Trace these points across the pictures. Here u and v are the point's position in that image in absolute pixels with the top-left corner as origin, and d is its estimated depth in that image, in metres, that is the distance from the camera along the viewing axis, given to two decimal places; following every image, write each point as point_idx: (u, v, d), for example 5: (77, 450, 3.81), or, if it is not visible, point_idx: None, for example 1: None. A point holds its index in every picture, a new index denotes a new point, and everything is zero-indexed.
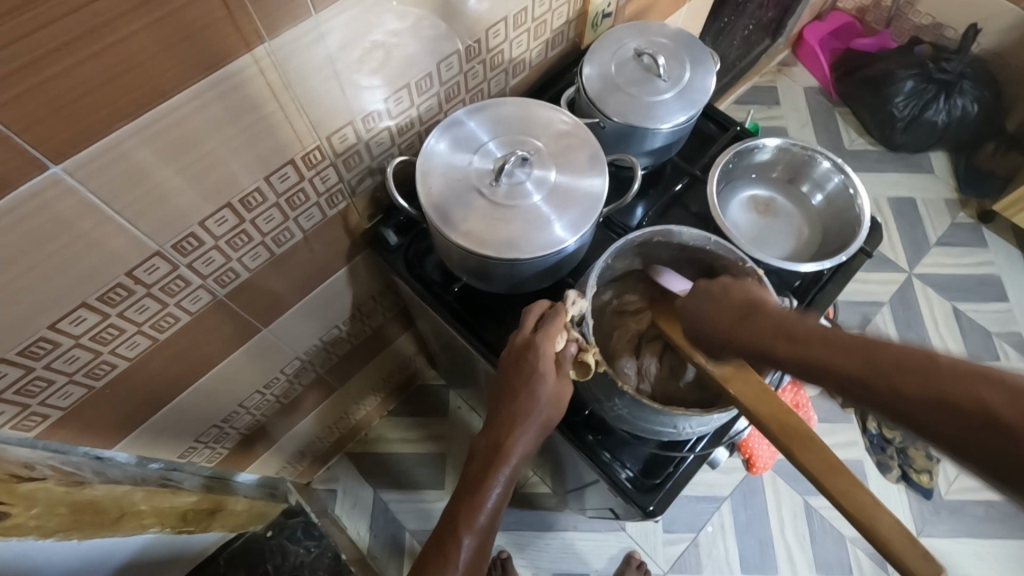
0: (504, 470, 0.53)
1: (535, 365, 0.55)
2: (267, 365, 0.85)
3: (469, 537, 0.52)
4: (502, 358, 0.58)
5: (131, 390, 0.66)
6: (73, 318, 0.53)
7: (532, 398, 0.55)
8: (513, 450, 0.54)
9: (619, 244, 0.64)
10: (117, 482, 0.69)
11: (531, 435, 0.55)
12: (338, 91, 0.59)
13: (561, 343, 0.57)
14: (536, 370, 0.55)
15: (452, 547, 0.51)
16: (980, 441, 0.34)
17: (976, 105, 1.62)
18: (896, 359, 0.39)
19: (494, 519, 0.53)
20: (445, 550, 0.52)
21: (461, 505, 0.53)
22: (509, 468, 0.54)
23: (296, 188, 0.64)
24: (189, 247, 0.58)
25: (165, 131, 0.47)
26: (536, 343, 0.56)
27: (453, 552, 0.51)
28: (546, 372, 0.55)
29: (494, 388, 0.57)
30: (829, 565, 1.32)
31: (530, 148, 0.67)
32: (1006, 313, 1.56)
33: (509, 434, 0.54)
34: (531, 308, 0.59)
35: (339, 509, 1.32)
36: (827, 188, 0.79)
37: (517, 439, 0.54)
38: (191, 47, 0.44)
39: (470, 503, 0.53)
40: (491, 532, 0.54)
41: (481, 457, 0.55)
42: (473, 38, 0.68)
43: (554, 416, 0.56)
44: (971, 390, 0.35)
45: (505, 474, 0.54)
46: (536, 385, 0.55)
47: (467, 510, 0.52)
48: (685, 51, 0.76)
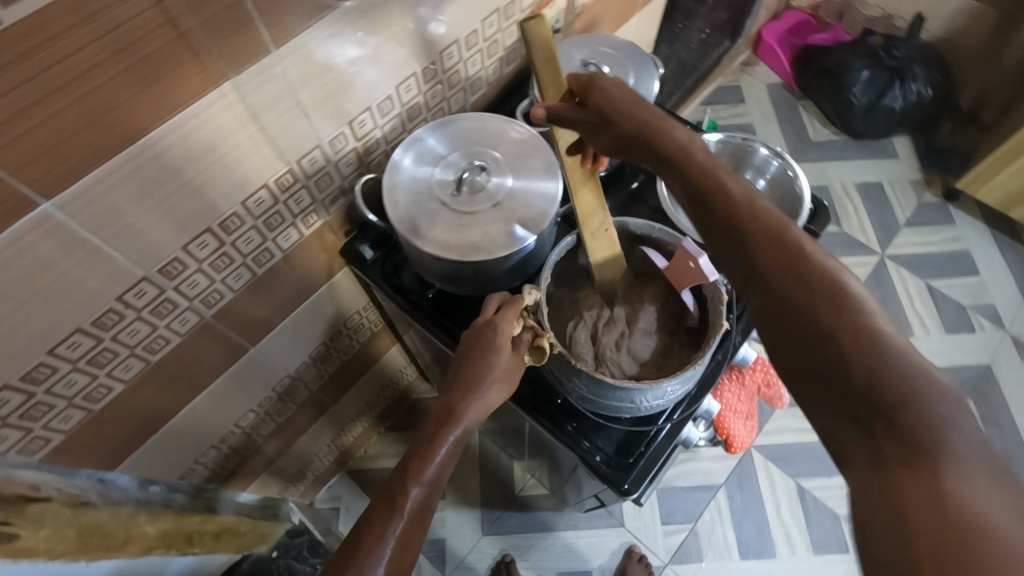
0: (453, 431, 0.59)
1: (492, 339, 0.61)
2: (259, 382, 0.89)
3: (417, 488, 0.56)
4: (464, 337, 0.64)
5: (128, 411, 0.70)
6: (70, 343, 0.57)
7: (487, 368, 0.60)
8: (465, 411, 0.59)
9: (572, 239, 0.69)
10: (121, 504, 0.72)
11: (484, 402, 0.60)
12: (305, 118, 0.64)
13: (517, 328, 0.62)
14: (493, 343, 0.61)
15: (399, 496, 0.56)
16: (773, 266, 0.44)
17: (931, 88, 1.69)
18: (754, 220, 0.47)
19: (441, 475, 0.58)
20: (391, 499, 0.56)
21: (411, 460, 0.58)
22: (460, 427, 0.59)
23: (272, 211, 0.69)
24: (174, 271, 0.62)
25: (143, 166, 0.52)
26: (495, 322, 0.62)
27: (398, 501, 0.56)
28: (502, 345, 0.61)
29: (452, 361, 0.63)
30: (826, 543, 1.35)
31: (488, 158, 0.72)
32: (978, 285, 1.61)
33: (461, 395, 0.60)
34: (493, 296, 0.65)
35: (343, 525, 1.35)
36: (768, 173, 0.82)
37: (469, 403, 0.59)
38: (162, 88, 0.49)
39: (418, 457, 0.58)
40: (437, 489, 0.58)
41: (435, 415, 0.61)
42: (428, 61, 0.73)
43: (506, 392, 0.61)
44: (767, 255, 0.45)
45: (453, 434, 0.59)
46: (491, 357, 0.61)
47: (416, 463, 0.58)
48: (629, 59, 0.81)
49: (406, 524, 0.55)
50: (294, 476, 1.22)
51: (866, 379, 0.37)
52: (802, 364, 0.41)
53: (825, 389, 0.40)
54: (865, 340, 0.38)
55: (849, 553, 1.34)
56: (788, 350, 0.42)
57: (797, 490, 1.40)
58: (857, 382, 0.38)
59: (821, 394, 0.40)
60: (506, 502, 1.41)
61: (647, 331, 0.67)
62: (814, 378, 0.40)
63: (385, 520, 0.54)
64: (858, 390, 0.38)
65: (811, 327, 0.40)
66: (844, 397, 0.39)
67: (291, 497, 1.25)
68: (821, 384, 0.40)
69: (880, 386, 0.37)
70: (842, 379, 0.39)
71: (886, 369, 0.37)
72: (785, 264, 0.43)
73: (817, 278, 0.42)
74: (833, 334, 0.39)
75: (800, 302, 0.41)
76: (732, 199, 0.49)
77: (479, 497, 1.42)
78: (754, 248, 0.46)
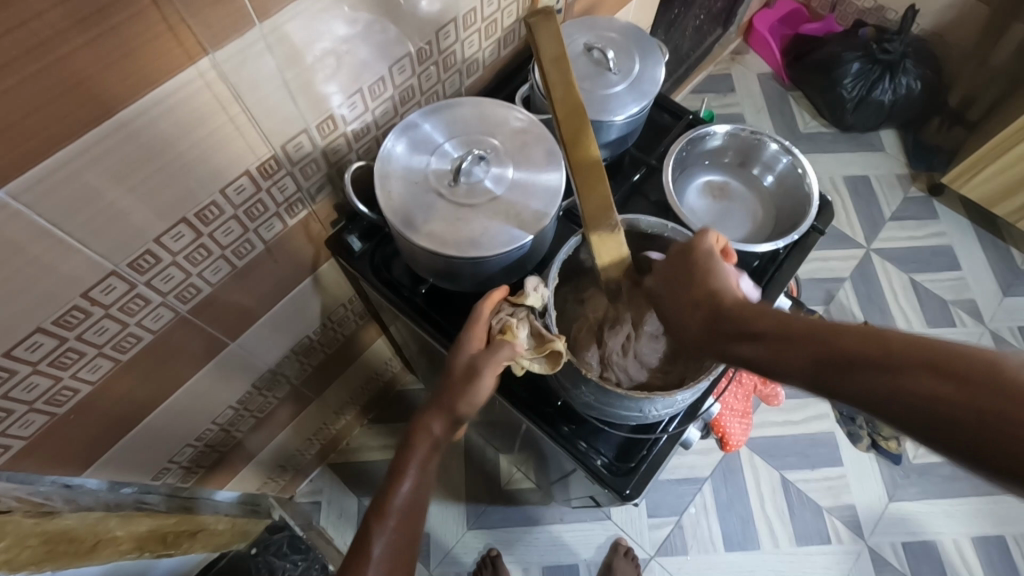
0: (411, 462, 0.61)
1: (452, 363, 0.61)
2: (238, 379, 0.84)
3: (382, 534, 0.58)
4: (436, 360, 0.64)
5: (96, 415, 0.65)
6: (29, 344, 0.52)
7: (443, 390, 0.61)
8: (423, 433, 0.61)
9: (577, 239, 0.65)
10: (90, 509, 0.67)
11: (440, 426, 0.61)
12: (290, 99, 0.59)
13: (523, 332, 0.60)
14: (453, 367, 0.61)
15: (367, 541, 0.58)
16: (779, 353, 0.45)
17: (920, 82, 1.68)
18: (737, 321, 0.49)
19: (409, 505, 0.60)
20: (363, 541, 0.59)
21: (378, 501, 0.60)
22: (418, 453, 0.61)
23: (254, 200, 0.63)
24: (146, 265, 0.57)
25: (111, 149, 0.47)
26: (459, 343, 0.62)
27: (368, 544, 0.58)
28: (457, 362, 0.61)
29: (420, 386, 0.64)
30: (808, 535, 1.36)
31: (487, 146, 0.68)
32: (959, 280, 1.63)
33: (419, 420, 0.62)
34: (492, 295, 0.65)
35: (323, 519, 1.32)
36: (776, 168, 0.81)
37: (424, 432, 0.61)
38: (131, 62, 0.44)
39: (383, 496, 0.60)
40: (410, 521, 0.60)
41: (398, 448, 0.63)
42: (423, 40, 0.68)
43: (468, 406, 0.60)
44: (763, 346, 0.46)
45: (414, 465, 0.61)
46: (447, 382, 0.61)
47: (381, 502, 0.60)
48: (634, 43, 0.78)
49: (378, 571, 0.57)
50: (274, 471, 1.18)
51: (937, 388, 0.36)
52: (884, 413, 0.38)
53: (920, 426, 0.37)
54: (893, 342, 0.39)
55: (831, 544, 1.35)
56: (849, 399, 0.41)
57: (781, 484, 1.41)
58: (924, 389, 0.36)
59: (926, 436, 0.37)
60: (492, 496, 1.39)
61: (654, 334, 0.64)
62: (897, 416, 0.38)
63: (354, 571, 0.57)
64: (947, 402, 0.35)
65: (852, 366, 0.40)
66: (918, 414, 0.36)
67: (271, 492, 1.21)
68: (916, 426, 0.37)
69: (940, 377, 0.36)
70: (909, 395, 0.37)
71: (927, 356, 0.37)
72: (797, 333, 0.44)
73: (803, 331, 0.44)
74: (866, 362, 0.40)
75: (827, 355, 0.42)
76: (721, 306, 0.51)
77: (465, 491, 1.39)
78: (755, 331, 0.47)
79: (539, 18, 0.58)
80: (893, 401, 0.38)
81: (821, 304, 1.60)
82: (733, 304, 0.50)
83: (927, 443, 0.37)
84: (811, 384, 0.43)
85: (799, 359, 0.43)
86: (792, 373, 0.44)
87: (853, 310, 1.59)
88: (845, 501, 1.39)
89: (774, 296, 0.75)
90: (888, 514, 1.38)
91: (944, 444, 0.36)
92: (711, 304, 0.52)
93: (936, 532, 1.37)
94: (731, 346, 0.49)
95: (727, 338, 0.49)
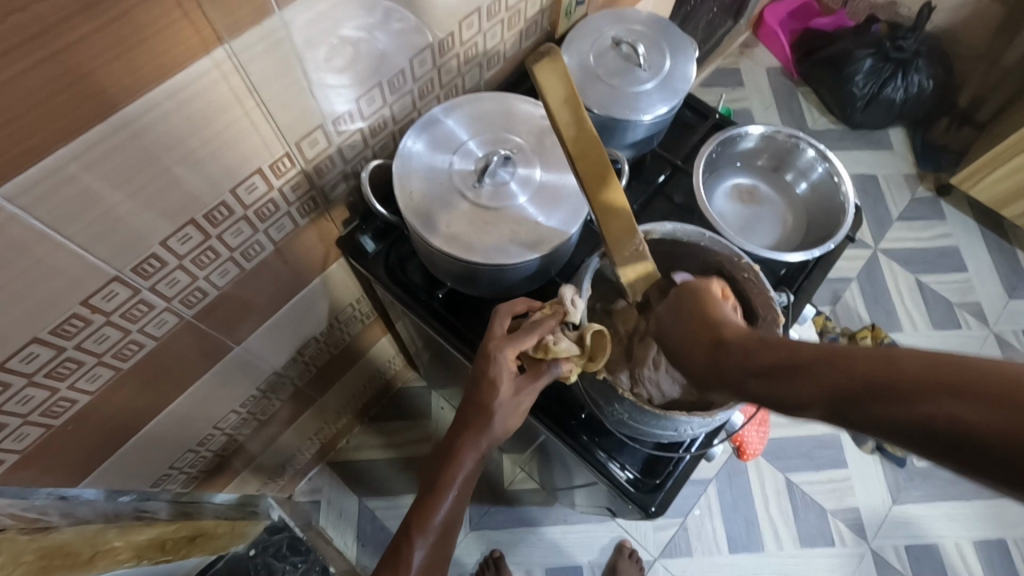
0: (456, 476, 0.57)
1: (495, 374, 0.57)
2: (241, 383, 0.80)
3: (421, 546, 0.56)
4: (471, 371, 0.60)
5: (93, 425, 0.62)
6: (25, 355, 0.49)
7: (490, 404, 0.57)
8: (468, 448, 0.57)
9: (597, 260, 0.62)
10: (88, 522, 0.63)
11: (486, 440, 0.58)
12: (306, 92, 0.54)
13: (563, 343, 0.57)
14: (495, 376, 0.57)
15: (405, 550, 0.56)
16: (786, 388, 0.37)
17: (932, 81, 1.66)
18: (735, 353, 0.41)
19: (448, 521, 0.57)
20: (399, 549, 0.56)
21: (416, 510, 0.57)
22: (463, 469, 0.57)
23: (265, 199, 0.60)
24: (150, 270, 0.53)
25: (113, 148, 0.43)
26: (494, 354, 0.58)
27: (407, 555, 0.55)
28: (506, 375, 0.58)
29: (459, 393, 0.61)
30: (812, 537, 1.35)
31: (512, 145, 0.64)
32: (965, 282, 1.62)
33: (460, 436, 0.58)
34: (501, 311, 0.61)
35: (323, 519, 1.28)
36: (811, 176, 0.78)
37: (469, 446, 0.58)
38: (141, 52, 0.40)
39: (423, 505, 0.57)
40: (449, 531, 0.58)
41: (436, 456, 0.60)
42: (446, 31, 0.64)
43: (514, 421, 0.59)
44: (766, 380, 0.39)
45: (458, 479, 0.57)
46: (492, 392, 0.57)
47: (420, 514, 0.57)
48: (665, 38, 0.74)
49: None
50: (273, 472, 1.15)
51: (969, 415, 0.29)
52: (924, 448, 0.31)
53: (964, 458, 0.29)
54: (916, 364, 0.31)
55: (834, 546, 1.35)
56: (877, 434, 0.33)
57: (785, 486, 1.40)
58: (950, 416, 0.29)
59: (970, 468, 0.29)
60: (493, 496, 1.36)
61: None
62: (936, 449, 0.30)
63: None
64: (981, 429, 0.28)
65: (869, 393, 0.33)
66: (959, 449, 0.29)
67: (271, 492, 1.18)
68: (961, 459, 0.29)
69: (967, 400, 0.29)
70: (940, 424, 0.30)
71: (951, 376, 0.30)
72: (804, 361, 0.37)
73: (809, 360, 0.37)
74: (886, 394, 0.32)
75: (839, 386, 0.34)
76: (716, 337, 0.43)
77: None
78: (755, 366, 0.40)
79: (542, 61, 0.50)
80: (922, 433, 0.30)
81: (827, 305, 1.59)
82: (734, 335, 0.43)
83: (985, 479, 0.29)
84: (830, 419, 0.36)
85: (810, 390, 0.36)
86: (805, 406, 0.36)
87: (859, 310, 1.57)
88: (849, 504, 1.38)
89: (803, 306, 0.73)
90: (891, 517, 1.38)
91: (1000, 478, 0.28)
92: (711, 339, 0.44)
93: (937, 535, 1.37)
94: (737, 384, 0.41)
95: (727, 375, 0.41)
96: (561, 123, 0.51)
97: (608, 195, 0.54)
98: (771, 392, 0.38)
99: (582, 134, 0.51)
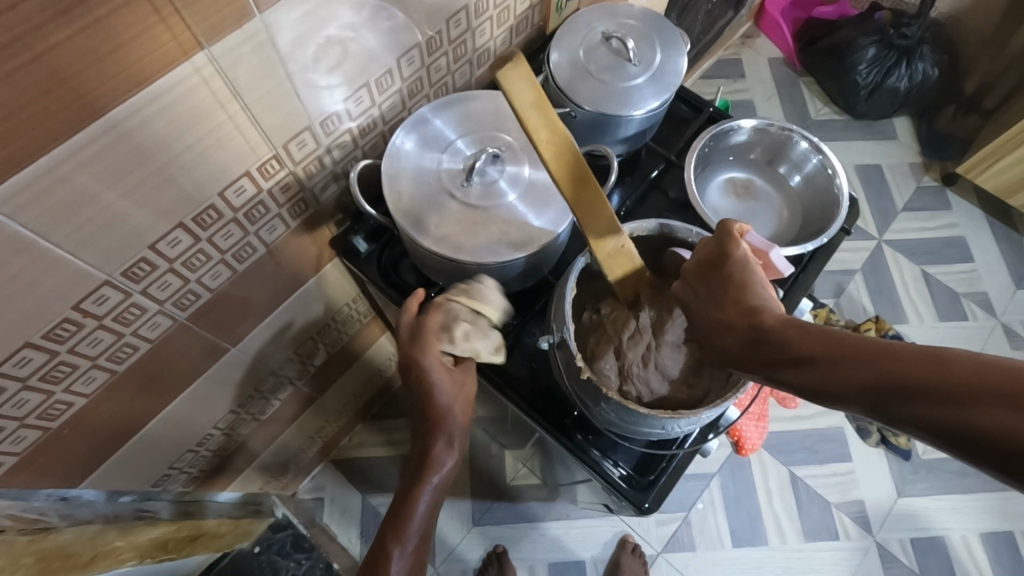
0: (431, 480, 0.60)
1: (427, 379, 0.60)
2: (238, 386, 0.81)
3: (399, 554, 0.57)
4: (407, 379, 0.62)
5: (91, 427, 0.62)
6: (19, 360, 0.49)
7: (437, 405, 0.61)
8: (439, 452, 0.61)
9: (584, 260, 0.62)
10: (87, 522, 0.64)
11: (454, 444, 0.62)
12: (292, 94, 0.54)
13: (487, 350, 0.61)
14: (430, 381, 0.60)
15: (383, 560, 0.57)
16: (826, 380, 0.40)
17: (936, 69, 1.63)
18: (775, 341, 0.43)
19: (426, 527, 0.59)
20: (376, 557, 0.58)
21: (393, 519, 0.59)
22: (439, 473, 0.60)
23: (255, 202, 0.60)
24: (140, 274, 0.54)
25: (98, 154, 0.43)
26: (421, 360, 0.60)
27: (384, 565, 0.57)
28: (438, 375, 0.60)
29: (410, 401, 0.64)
30: (816, 531, 1.35)
31: (501, 143, 0.64)
32: (972, 273, 1.60)
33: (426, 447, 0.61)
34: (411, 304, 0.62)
35: (327, 516, 1.30)
36: (805, 168, 0.78)
37: (442, 450, 0.61)
38: (120, 58, 0.40)
39: (399, 514, 0.59)
40: (426, 541, 0.60)
41: (411, 469, 0.62)
42: (434, 30, 0.64)
43: (464, 413, 0.62)
44: (805, 371, 0.41)
45: (432, 483, 0.60)
46: (436, 394, 0.60)
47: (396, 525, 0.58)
48: (656, 32, 0.73)
49: None
50: (277, 469, 1.16)
51: (1013, 423, 0.31)
52: (960, 448, 0.34)
53: (1004, 461, 0.32)
54: (962, 370, 0.34)
55: (839, 540, 1.34)
56: (910, 430, 0.36)
57: (789, 480, 1.39)
58: (993, 424, 0.32)
59: (1001, 470, 0.32)
60: (496, 493, 1.37)
61: (676, 344, 0.61)
62: (977, 451, 0.33)
63: None
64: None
65: (913, 393, 0.35)
66: (995, 453, 0.32)
67: (273, 491, 1.19)
68: (996, 461, 0.32)
69: (1013, 409, 0.31)
70: (981, 429, 0.32)
71: (998, 385, 0.32)
72: (847, 354, 0.39)
73: (855, 356, 0.39)
74: (932, 396, 0.35)
75: (883, 385, 0.37)
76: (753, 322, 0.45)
77: (469, 487, 1.38)
78: (797, 355, 0.41)
79: (506, 69, 0.50)
80: (968, 438, 0.33)
81: (831, 297, 1.57)
82: (770, 321, 0.44)
83: (1009, 479, 0.32)
84: (865, 413, 0.38)
85: (853, 385, 0.38)
86: (844, 399, 0.39)
87: (864, 302, 1.56)
88: (854, 497, 1.38)
89: (798, 301, 0.72)
90: (896, 510, 1.37)
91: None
92: (748, 324, 0.45)
93: (944, 528, 1.36)
94: (776, 372, 0.43)
95: (766, 362, 0.43)
96: (534, 126, 0.52)
97: (586, 194, 0.54)
98: (809, 382, 0.41)
99: (556, 137, 0.52)
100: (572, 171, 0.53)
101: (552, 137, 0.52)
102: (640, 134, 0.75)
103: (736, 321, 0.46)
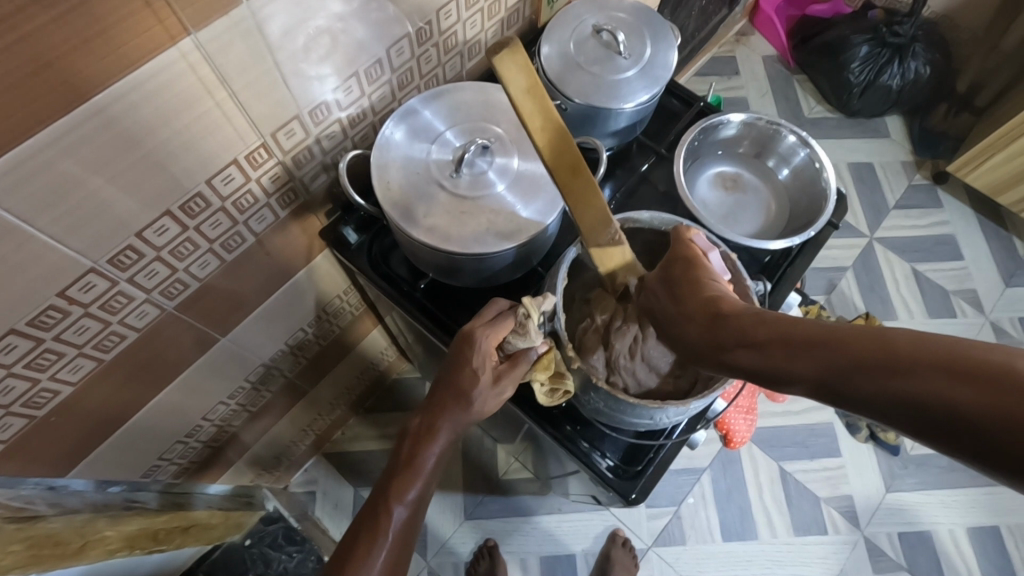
0: (431, 452, 0.59)
1: (471, 357, 0.60)
2: (229, 376, 0.81)
3: (400, 508, 0.57)
4: (451, 344, 0.62)
5: (80, 415, 0.62)
6: (4, 347, 0.49)
7: (470, 386, 0.59)
8: (444, 428, 0.60)
9: (574, 252, 0.63)
10: (75, 512, 0.64)
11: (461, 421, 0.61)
12: (281, 82, 0.54)
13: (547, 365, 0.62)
14: (471, 361, 0.60)
15: (382, 516, 0.57)
16: (780, 362, 0.39)
17: (929, 67, 1.64)
18: (731, 325, 0.42)
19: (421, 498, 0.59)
20: (376, 521, 0.57)
21: (392, 479, 0.59)
22: (435, 450, 0.59)
23: (243, 191, 0.60)
24: (127, 262, 0.54)
25: (82, 140, 0.43)
26: (476, 338, 0.60)
27: (385, 520, 0.56)
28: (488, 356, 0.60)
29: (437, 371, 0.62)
30: (806, 525, 1.36)
31: (490, 135, 0.64)
32: (962, 271, 1.61)
33: (435, 417, 0.60)
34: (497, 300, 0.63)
35: (320, 510, 1.30)
36: (793, 162, 0.78)
37: (442, 428, 0.60)
38: (105, 43, 0.40)
39: (401, 479, 0.58)
40: (424, 502, 0.59)
41: (411, 434, 0.61)
42: (423, 21, 0.64)
43: (492, 405, 0.61)
44: (762, 353, 0.40)
45: (432, 456, 0.59)
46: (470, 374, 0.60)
47: (401, 480, 0.58)
48: (647, 25, 0.74)
49: (392, 547, 0.56)
50: (268, 462, 1.16)
51: (960, 395, 0.31)
52: (908, 421, 0.33)
53: (950, 434, 0.31)
54: (912, 348, 0.33)
55: (828, 534, 1.35)
56: (861, 409, 0.35)
57: (779, 474, 1.40)
58: (943, 396, 0.31)
59: (946, 443, 0.31)
60: (488, 487, 1.37)
61: None
62: (924, 424, 0.32)
63: (366, 550, 0.55)
64: (964, 405, 0.30)
65: (864, 371, 0.35)
66: (941, 426, 0.31)
67: (265, 484, 1.19)
68: (949, 441, 0.31)
69: (957, 380, 0.31)
70: (930, 403, 0.32)
71: (945, 360, 0.32)
72: (799, 339, 0.38)
73: (810, 336, 0.38)
74: (882, 372, 0.34)
75: (834, 363, 0.36)
76: (712, 309, 0.44)
77: (461, 481, 1.38)
78: (753, 338, 0.41)
79: (502, 53, 0.50)
80: (917, 411, 0.32)
81: (823, 294, 1.58)
82: (728, 307, 0.44)
83: (956, 452, 0.32)
84: (816, 394, 0.38)
85: (806, 364, 0.37)
86: (797, 381, 0.38)
87: (855, 299, 1.57)
88: (843, 492, 1.39)
89: (785, 294, 0.72)
90: (884, 505, 1.38)
91: (972, 452, 0.31)
92: (706, 311, 0.45)
93: (932, 522, 1.37)
94: (729, 356, 0.42)
95: (721, 347, 0.43)
96: (526, 113, 0.52)
97: (579, 183, 0.55)
98: (763, 364, 0.40)
99: (552, 124, 0.52)
100: (568, 161, 0.53)
101: (548, 123, 0.52)
102: (630, 126, 0.75)
103: (696, 311, 0.46)
